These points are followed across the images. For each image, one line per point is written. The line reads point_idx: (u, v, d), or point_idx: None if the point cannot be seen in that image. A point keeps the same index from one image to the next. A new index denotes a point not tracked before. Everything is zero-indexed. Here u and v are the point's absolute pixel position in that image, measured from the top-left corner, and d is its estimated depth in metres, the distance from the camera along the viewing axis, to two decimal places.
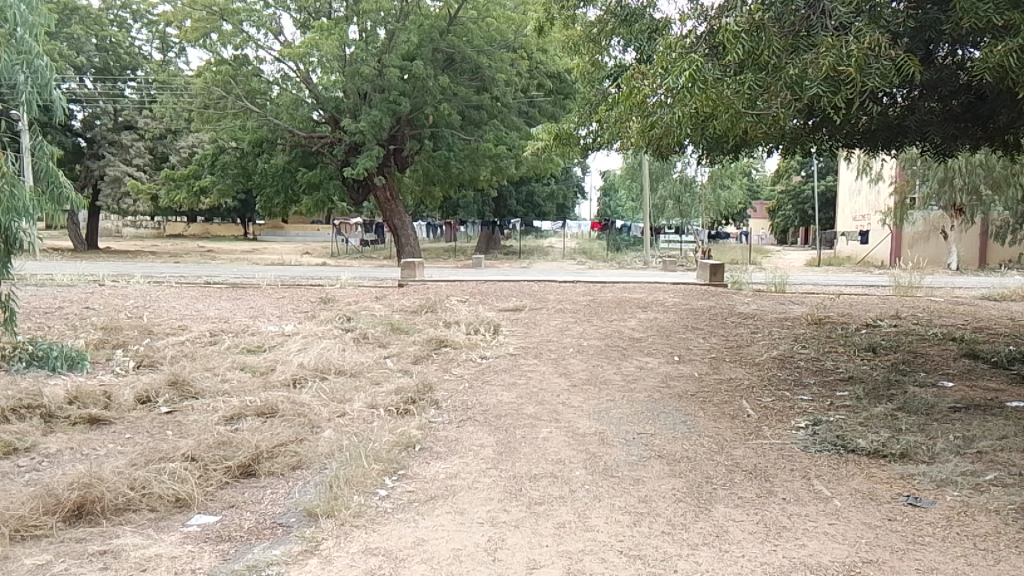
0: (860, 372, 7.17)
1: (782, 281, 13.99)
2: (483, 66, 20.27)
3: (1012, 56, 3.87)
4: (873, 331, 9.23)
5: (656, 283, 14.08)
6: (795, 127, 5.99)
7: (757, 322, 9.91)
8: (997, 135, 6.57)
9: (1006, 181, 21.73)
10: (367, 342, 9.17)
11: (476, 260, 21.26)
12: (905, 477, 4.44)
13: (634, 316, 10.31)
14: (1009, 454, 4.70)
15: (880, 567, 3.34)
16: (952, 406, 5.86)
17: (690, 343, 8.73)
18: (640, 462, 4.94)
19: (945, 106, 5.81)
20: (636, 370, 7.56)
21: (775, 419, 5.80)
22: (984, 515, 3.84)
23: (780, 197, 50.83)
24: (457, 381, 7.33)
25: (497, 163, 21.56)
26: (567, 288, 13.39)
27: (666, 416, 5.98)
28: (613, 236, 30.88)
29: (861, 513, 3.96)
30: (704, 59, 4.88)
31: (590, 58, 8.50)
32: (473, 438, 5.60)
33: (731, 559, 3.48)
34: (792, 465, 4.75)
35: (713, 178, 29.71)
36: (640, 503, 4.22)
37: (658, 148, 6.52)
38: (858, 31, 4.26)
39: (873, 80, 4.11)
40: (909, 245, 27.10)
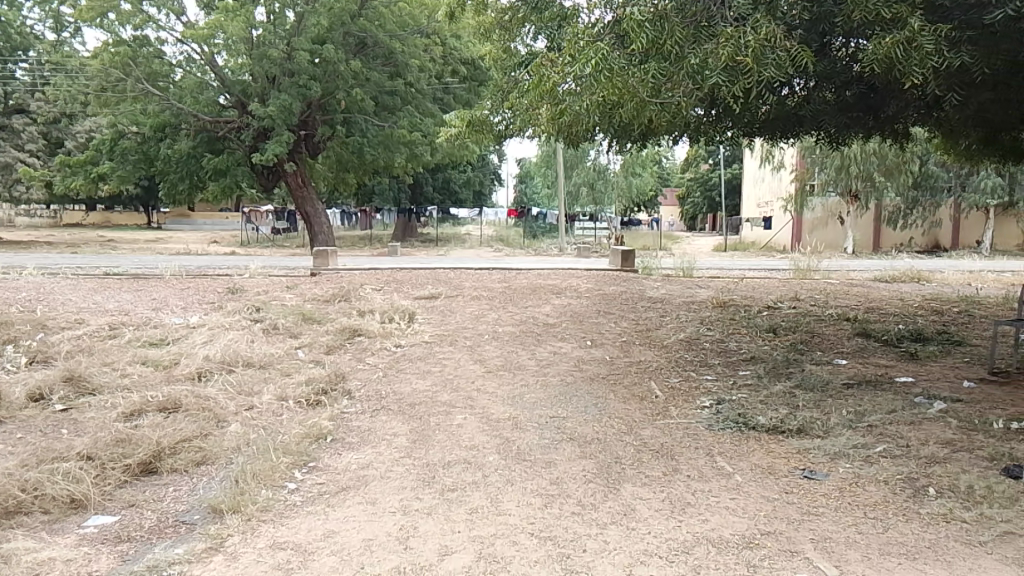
0: (761, 352, 7.47)
1: (690, 266, 14.40)
2: (396, 51, 20.01)
3: (898, 48, 4.06)
4: (774, 313, 9.62)
5: (571, 270, 14.28)
6: (697, 115, 6.18)
7: (667, 307, 10.17)
8: (887, 125, 6.90)
9: (898, 168, 23.28)
10: (277, 333, 8.94)
11: (391, 249, 21.01)
12: (802, 451, 4.65)
13: (549, 303, 10.41)
14: (896, 427, 4.97)
15: (777, 538, 3.49)
16: (846, 383, 6.17)
17: (602, 327, 8.90)
18: (552, 445, 5.00)
19: (838, 96, 6.07)
20: (549, 355, 7.64)
21: (681, 399, 5.97)
22: (874, 485, 4.05)
23: (689, 184, 52.29)
24: (371, 370, 7.25)
25: (412, 150, 21.35)
26: (483, 274, 13.41)
27: (578, 399, 6.07)
28: (530, 223, 31.08)
29: (760, 487, 4.12)
30: (610, 47, 4.93)
31: (503, 46, 8.47)
32: (388, 427, 5.55)
33: (638, 536, 3.57)
34: (696, 443, 4.90)
35: (626, 165, 30.30)
36: (551, 485, 4.28)
37: (568, 135, 6.58)
38: (755, 22, 4.39)
39: (769, 70, 4.24)
40: (809, 230, 28.02)
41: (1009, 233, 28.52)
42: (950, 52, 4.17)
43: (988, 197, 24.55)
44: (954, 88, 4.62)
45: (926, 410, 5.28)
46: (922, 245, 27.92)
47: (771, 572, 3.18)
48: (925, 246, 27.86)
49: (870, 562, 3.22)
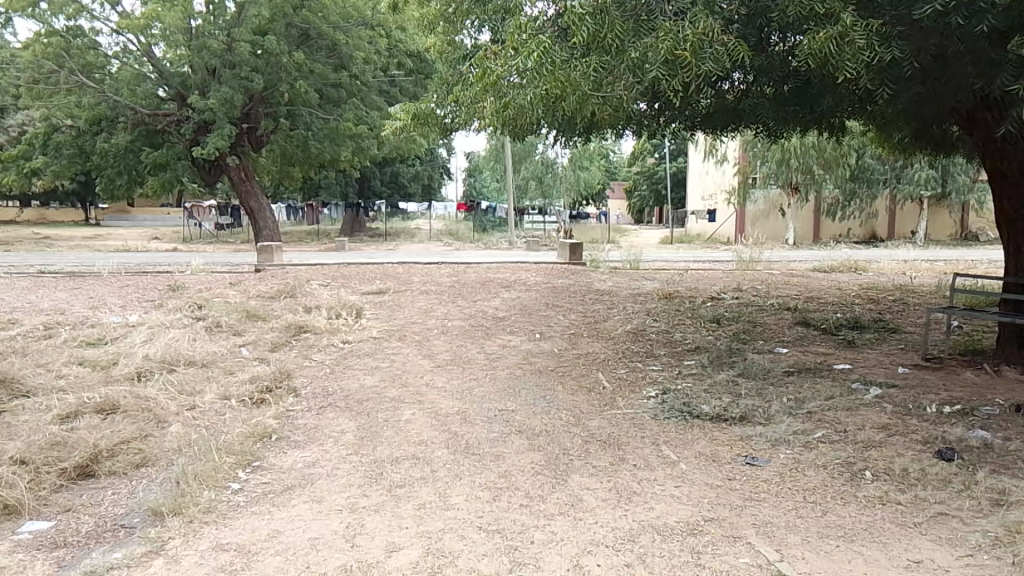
0: (705, 342, 7.59)
1: (636, 259, 14.55)
2: (340, 43, 19.74)
3: (831, 42, 4.16)
4: (717, 303, 9.78)
5: (519, 263, 14.28)
6: (640, 110, 6.25)
7: (613, 299, 10.25)
8: (823, 118, 7.06)
9: (836, 161, 23.90)
10: (220, 330, 8.74)
11: (339, 243, 20.77)
12: (744, 439, 4.74)
13: (498, 296, 10.40)
14: (834, 413, 5.10)
15: (721, 524, 3.56)
16: (786, 370, 6.33)
17: (551, 320, 8.93)
18: (501, 438, 5.00)
19: (777, 90, 6.18)
20: (498, 349, 7.63)
21: (628, 389, 6.04)
22: (813, 470, 4.16)
23: (635, 178, 52.88)
24: (317, 367, 7.15)
25: (358, 144, 21.12)
26: (432, 269, 13.33)
27: (527, 392, 6.09)
28: (479, 217, 31.03)
29: (704, 474, 4.20)
30: (552, 41, 4.94)
31: (447, 38, 8.39)
32: (334, 424, 5.49)
33: (585, 526, 3.60)
34: (642, 433, 4.96)
35: (574, 158, 30.47)
36: (499, 478, 4.28)
37: (514, 129, 6.58)
38: (694, 17, 4.45)
39: (708, 64, 4.31)
40: (752, 222, 28.56)
41: (942, 224, 29.54)
42: (882, 46, 4.27)
43: (922, 189, 25.38)
44: (887, 83, 4.74)
45: (863, 396, 5.43)
46: (860, 236, 28.75)
47: (714, 557, 3.23)
48: (862, 237, 28.69)
49: (809, 545, 3.31)
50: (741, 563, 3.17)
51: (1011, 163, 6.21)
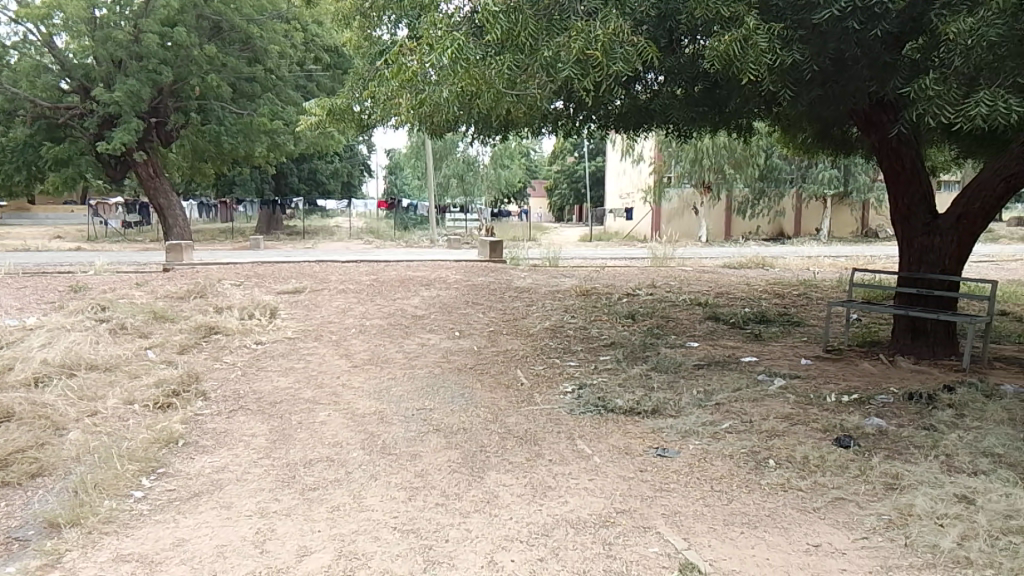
0: (620, 337, 7.74)
1: (555, 256, 14.70)
2: (254, 37, 19.21)
3: (735, 44, 4.27)
4: (632, 300, 9.99)
5: (440, 261, 14.22)
6: (554, 108, 6.33)
7: (533, 296, 10.32)
8: (731, 118, 7.28)
9: (746, 161, 24.73)
10: (125, 332, 8.39)
11: (254, 242, 20.25)
12: (656, 431, 4.85)
13: (417, 295, 10.33)
14: (741, 404, 5.29)
15: (632, 516, 3.63)
16: (696, 363, 6.52)
17: (470, 317, 8.93)
18: (418, 437, 4.97)
19: (687, 92, 6.35)
20: (417, 347, 7.58)
21: (545, 385, 6.10)
22: (720, 460, 4.30)
23: (555, 177, 53.42)
24: (228, 369, 6.94)
25: (273, 140, 20.60)
26: (350, 267, 13.13)
27: (446, 390, 6.08)
28: (400, 215, 30.80)
29: (617, 466, 4.28)
30: (465, 38, 4.90)
31: (364, 33, 8.24)
32: (245, 427, 5.34)
33: (500, 522, 3.61)
34: (558, 428, 5.02)
35: (495, 156, 30.56)
36: (415, 477, 4.25)
37: (431, 126, 6.56)
38: (604, 18, 4.51)
39: (618, 65, 4.38)
40: (668, 220, 29.23)
41: (845, 222, 30.95)
42: (783, 50, 4.42)
43: (826, 188, 26.53)
44: (788, 85, 4.91)
45: (767, 387, 5.64)
46: (769, 234, 29.80)
47: (625, 548, 3.30)
48: (771, 234, 29.75)
49: (715, 533, 3.41)
50: (650, 552, 3.24)
51: (904, 163, 6.54)
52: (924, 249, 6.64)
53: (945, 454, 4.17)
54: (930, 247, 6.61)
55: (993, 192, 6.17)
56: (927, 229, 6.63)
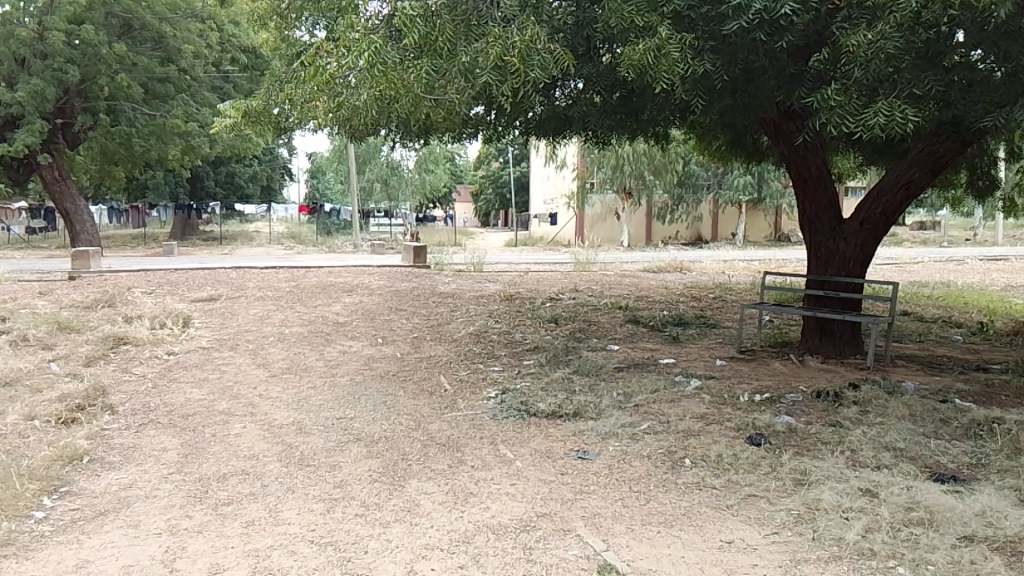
0: (543, 341, 7.80)
1: (479, 261, 14.71)
2: (167, 36, 18.60)
3: (649, 54, 4.35)
4: (555, 304, 10.07)
5: (362, 266, 14.01)
6: (475, 114, 6.34)
7: (457, 301, 10.29)
8: (648, 126, 7.43)
9: (665, 168, 25.32)
10: (26, 344, 7.95)
11: (168, 248, 19.55)
12: (577, 434, 4.90)
13: (339, 301, 10.16)
14: (659, 404, 5.40)
15: (552, 519, 3.64)
16: (617, 366, 6.62)
17: (393, 324, 8.84)
18: (338, 447, 4.87)
19: (605, 99, 6.45)
20: (338, 355, 7.45)
21: (469, 391, 6.08)
22: (639, 460, 4.37)
23: (480, 183, 53.50)
24: (138, 381, 6.65)
25: (187, 142, 20.00)
26: (270, 274, 12.81)
27: (367, 398, 5.98)
28: (322, 220, 30.29)
29: (539, 470, 4.30)
30: (383, 41, 4.84)
31: (282, 34, 8.05)
32: (156, 441, 5.14)
33: (420, 531, 3.57)
34: (481, 433, 5.01)
35: (420, 160, 30.40)
36: (334, 489, 4.17)
37: (350, 130, 6.47)
38: (521, 25, 4.54)
39: (535, 72, 4.40)
40: (590, 225, 29.70)
41: (759, 227, 31.95)
42: (694, 59, 4.53)
43: (740, 194, 27.43)
44: (700, 94, 5.04)
45: (684, 388, 5.77)
46: (687, 238, 30.56)
47: (545, 552, 3.31)
48: (689, 239, 30.54)
49: (633, 533, 3.46)
50: (569, 555, 3.27)
51: (811, 169, 6.80)
52: (830, 253, 6.92)
53: (850, 449, 4.34)
54: (835, 251, 6.89)
55: (892, 198, 6.48)
56: (833, 234, 6.91)
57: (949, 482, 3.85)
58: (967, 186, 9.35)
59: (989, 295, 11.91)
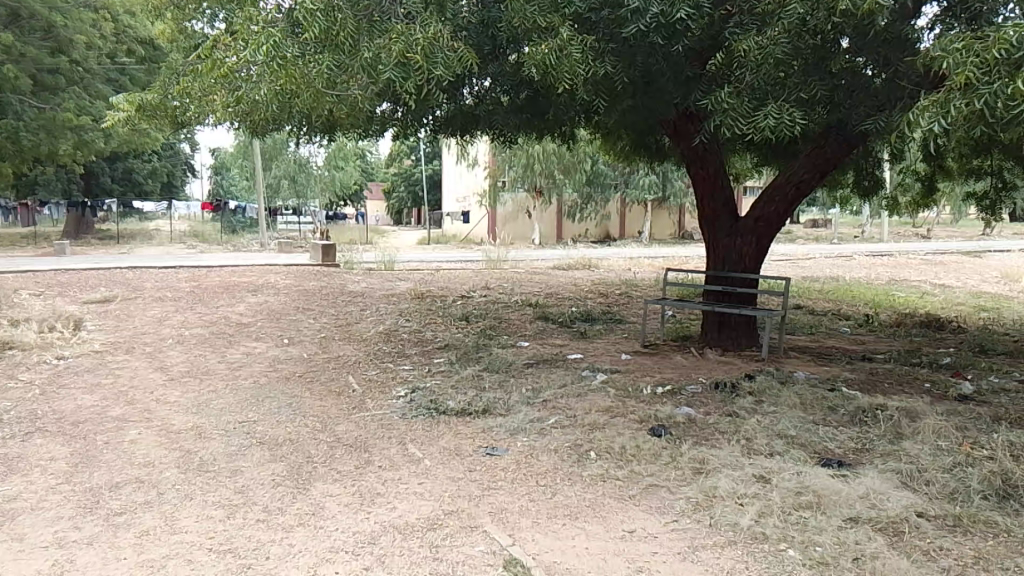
0: (454, 339, 7.78)
1: (389, 260, 14.54)
2: (58, 27, 17.17)
3: (551, 55, 4.41)
4: (467, 302, 10.07)
5: (269, 266, 13.63)
6: (381, 111, 6.26)
7: (366, 300, 10.15)
8: (554, 125, 7.51)
9: (574, 167, 25.67)
10: None
11: (59, 247, 18.49)
12: (485, 430, 4.91)
13: (243, 301, 9.87)
14: (566, 399, 5.47)
15: (460, 516, 3.65)
16: (526, 362, 6.68)
17: (300, 324, 8.64)
18: (239, 451, 4.73)
19: (511, 99, 6.49)
20: (241, 357, 7.23)
21: (377, 391, 6.00)
22: (546, 455, 4.42)
23: (392, 180, 52.89)
24: (24, 388, 6.27)
25: (79, 136, 19.13)
26: (170, 274, 12.31)
27: (271, 401, 5.83)
28: (227, 218, 29.33)
29: (447, 468, 4.29)
30: (283, 34, 4.72)
31: (177, 25, 7.72)
32: (43, 451, 4.86)
33: (325, 534, 3.51)
34: (389, 433, 4.96)
35: (330, 157, 29.80)
36: (235, 494, 4.05)
37: (251, 124, 6.27)
38: (423, 23, 4.51)
39: (438, 69, 4.38)
40: (502, 223, 29.69)
41: (665, 225, 32.82)
42: (595, 61, 4.61)
43: (646, 193, 28.19)
44: (601, 94, 5.13)
45: (591, 382, 5.89)
46: (597, 236, 31.12)
47: (451, 549, 3.31)
48: (598, 236, 31.09)
49: (538, 526, 3.50)
50: (476, 551, 3.27)
51: (708, 168, 7.01)
52: (728, 250, 7.18)
53: (745, 438, 4.52)
54: (732, 248, 7.15)
55: (784, 197, 6.78)
56: (730, 231, 7.17)
57: (836, 466, 4.06)
58: (854, 186, 9.85)
59: (874, 289, 12.63)
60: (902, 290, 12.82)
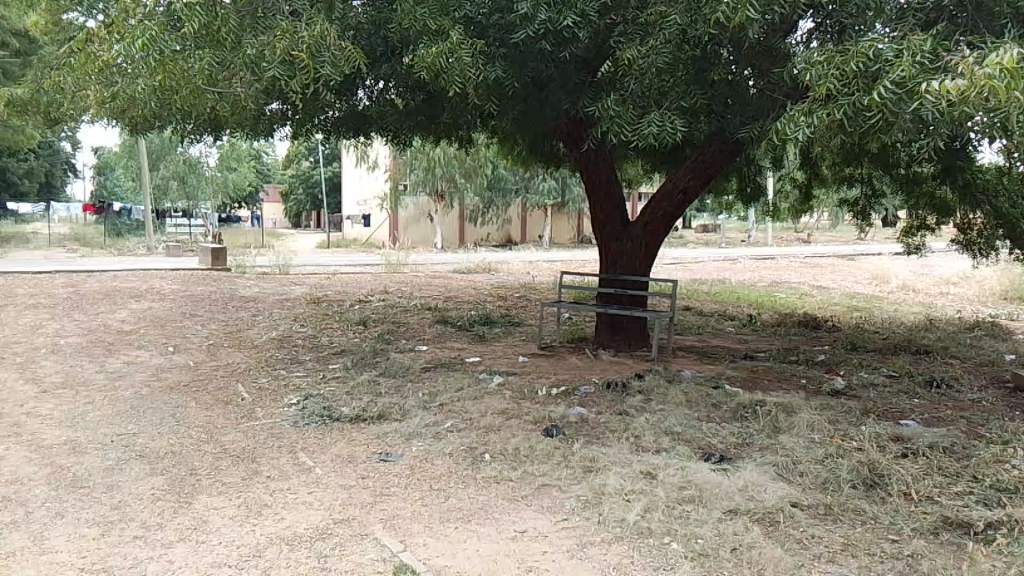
0: (350, 344, 7.65)
1: (285, 263, 14.15)
2: None
3: (442, 57, 4.40)
4: (364, 306, 9.93)
5: (154, 270, 13.00)
6: (270, 110, 6.08)
7: (259, 306, 9.84)
8: (450, 129, 7.51)
9: (475, 171, 25.78)
10: None
11: None
12: (380, 436, 4.85)
13: (125, 308, 9.39)
14: (462, 402, 5.47)
15: (350, 525, 3.58)
16: (424, 366, 6.64)
17: (188, 331, 8.30)
18: (117, 465, 4.50)
19: (406, 101, 6.45)
20: (121, 367, 6.88)
21: (268, 398, 5.84)
22: (440, 459, 4.41)
23: (289, 182, 51.53)
24: None
25: None
26: (45, 280, 11.55)
27: (153, 412, 5.57)
28: (112, 220, 27.82)
29: (338, 476, 4.21)
30: (161, 27, 4.51)
31: (51, 16, 7.28)
32: None
33: (206, 549, 3.37)
34: (279, 442, 4.82)
35: (224, 158, 28.81)
36: (111, 511, 3.84)
37: (129, 121, 5.97)
38: (309, 20, 4.42)
39: (325, 69, 4.29)
40: (403, 227, 29.42)
41: (564, 230, 33.38)
42: (486, 66, 4.64)
43: (546, 198, 28.63)
44: (493, 98, 5.17)
45: (487, 385, 5.91)
46: (498, 240, 31.31)
47: (341, 559, 3.25)
48: (500, 241, 31.28)
49: (431, 531, 3.48)
50: (365, 559, 3.22)
51: (599, 174, 7.19)
52: (619, 253, 7.35)
53: (634, 436, 4.64)
54: (623, 252, 7.33)
55: (671, 202, 7.01)
56: (621, 236, 7.34)
57: (718, 460, 4.23)
58: (738, 193, 10.30)
59: (758, 291, 13.23)
60: (783, 291, 13.49)
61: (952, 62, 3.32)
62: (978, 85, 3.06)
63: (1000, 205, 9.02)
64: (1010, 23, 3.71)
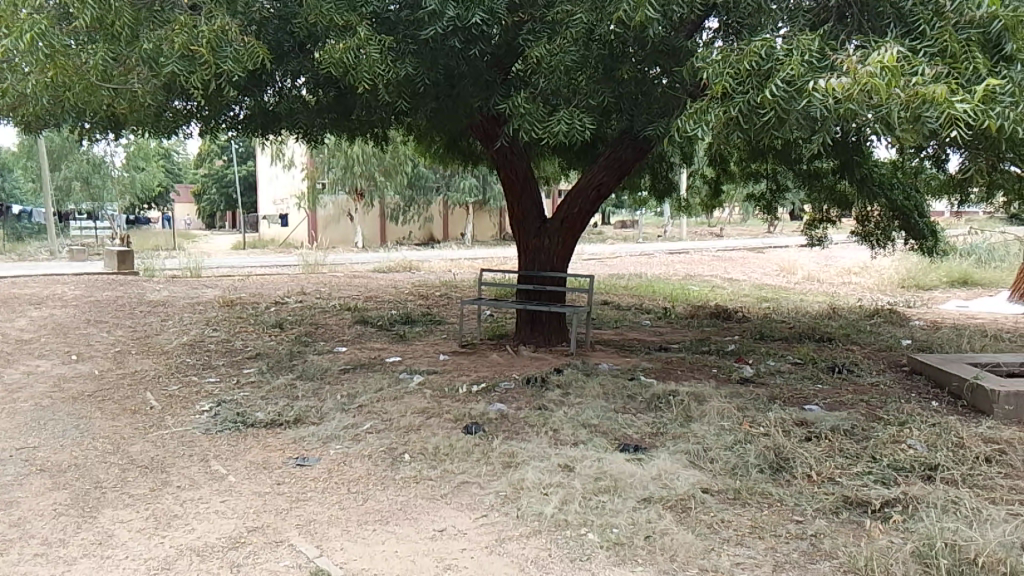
0: (266, 347, 7.48)
1: (197, 265, 13.72)
2: None
3: (349, 53, 4.34)
4: (280, 308, 9.72)
5: (55, 276, 12.38)
6: (175, 107, 5.90)
7: (168, 310, 9.52)
8: (364, 126, 7.43)
9: (394, 169, 25.56)
10: None
11: None
12: (296, 441, 4.77)
13: (24, 315, 8.93)
14: (382, 403, 5.42)
15: (264, 532, 3.51)
16: (343, 368, 6.55)
17: (92, 338, 7.96)
18: (16, 480, 4.28)
19: (317, 98, 6.34)
20: (20, 377, 6.54)
21: (179, 406, 5.66)
22: (358, 461, 4.36)
23: (201, 181, 49.90)
24: None
25: None
26: None
27: (55, 424, 5.32)
28: (11, 224, 26.40)
29: (252, 483, 4.11)
30: (51, 19, 4.30)
31: None
32: None
33: (112, 564, 3.25)
34: (190, 450, 4.68)
35: (132, 156, 27.68)
36: (10, 528, 3.66)
37: (20, 119, 5.66)
38: (209, 15, 4.29)
39: (226, 65, 4.16)
40: (323, 227, 28.88)
41: (485, 227, 33.46)
42: (395, 63, 4.60)
43: (467, 196, 28.63)
44: (404, 96, 5.14)
45: (407, 384, 5.88)
46: (419, 238, 31.12)
47: (255, 567, 3.18)
48: (422, 239, 31.10)
49: (348, 534, 3.45)
50: (281, 566, 3.17)
51: (516, 171, 7.23)
52: (537, 250, 7.41)
53: (553, 429, 4.70)
54: (540, 248, 7.39)
55: (586, 199, 7.11)
56: (538, 233, 7.40)
57: (633, 451, 4.32)
58: (651, 189, 10.54)
59: (673, 284, 13.56)
60: (696, 284, 13.86)
61: (838, 61, 3.52)
62: (861, 83, 3.27)
63: (894, 197, 9.49)
64: (893, 24, 3.91)
